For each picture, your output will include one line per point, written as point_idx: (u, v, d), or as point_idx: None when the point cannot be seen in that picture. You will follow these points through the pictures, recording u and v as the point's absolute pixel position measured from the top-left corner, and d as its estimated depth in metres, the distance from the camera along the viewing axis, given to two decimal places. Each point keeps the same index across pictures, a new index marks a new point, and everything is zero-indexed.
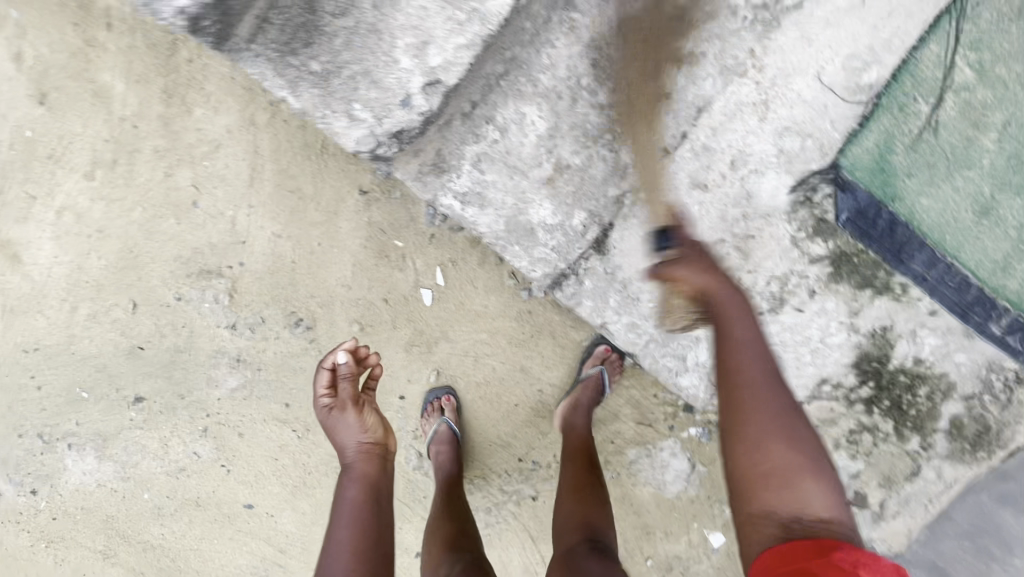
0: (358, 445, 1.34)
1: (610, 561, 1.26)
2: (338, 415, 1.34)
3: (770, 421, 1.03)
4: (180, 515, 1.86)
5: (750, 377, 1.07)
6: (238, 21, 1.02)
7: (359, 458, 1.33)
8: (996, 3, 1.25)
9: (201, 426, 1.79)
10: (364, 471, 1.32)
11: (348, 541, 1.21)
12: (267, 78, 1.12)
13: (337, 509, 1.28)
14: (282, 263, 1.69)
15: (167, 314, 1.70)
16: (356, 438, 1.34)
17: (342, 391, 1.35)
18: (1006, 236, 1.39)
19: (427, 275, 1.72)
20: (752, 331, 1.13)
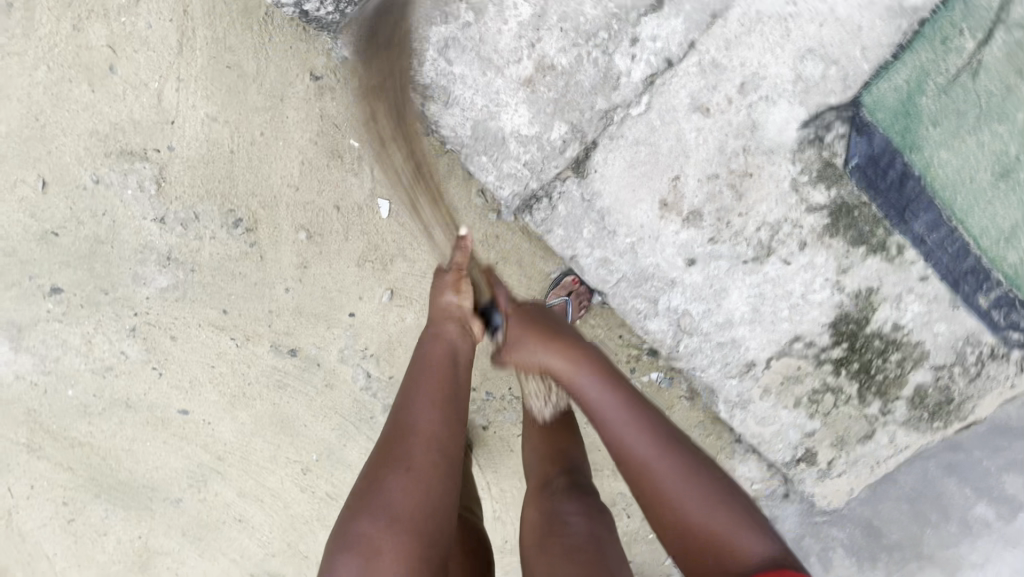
0: (557, 350, 1.15)
1: (589, 497, 1.21)
2: (443, 287, 1.19)
3: (647, 454, 1.04)
4: (110, 415, 1.76)
5: (588, 369, 1.13)
6: None
7: (558, 358, 1.14)
8: None
9: (128, 325, 1.64)
10: (450, 337, 1.17)
11: (437, 396, 1.10)
12: None
13: (427, 375, 1.13)
14: (218, 152, 1.48)
15: (84, 198, 1.50)
16: (551, 349, 1.15)
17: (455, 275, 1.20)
18: (1019, 205, 1.28)
19: (385, 184, 1.52)
20: (652, 441, 1.05)
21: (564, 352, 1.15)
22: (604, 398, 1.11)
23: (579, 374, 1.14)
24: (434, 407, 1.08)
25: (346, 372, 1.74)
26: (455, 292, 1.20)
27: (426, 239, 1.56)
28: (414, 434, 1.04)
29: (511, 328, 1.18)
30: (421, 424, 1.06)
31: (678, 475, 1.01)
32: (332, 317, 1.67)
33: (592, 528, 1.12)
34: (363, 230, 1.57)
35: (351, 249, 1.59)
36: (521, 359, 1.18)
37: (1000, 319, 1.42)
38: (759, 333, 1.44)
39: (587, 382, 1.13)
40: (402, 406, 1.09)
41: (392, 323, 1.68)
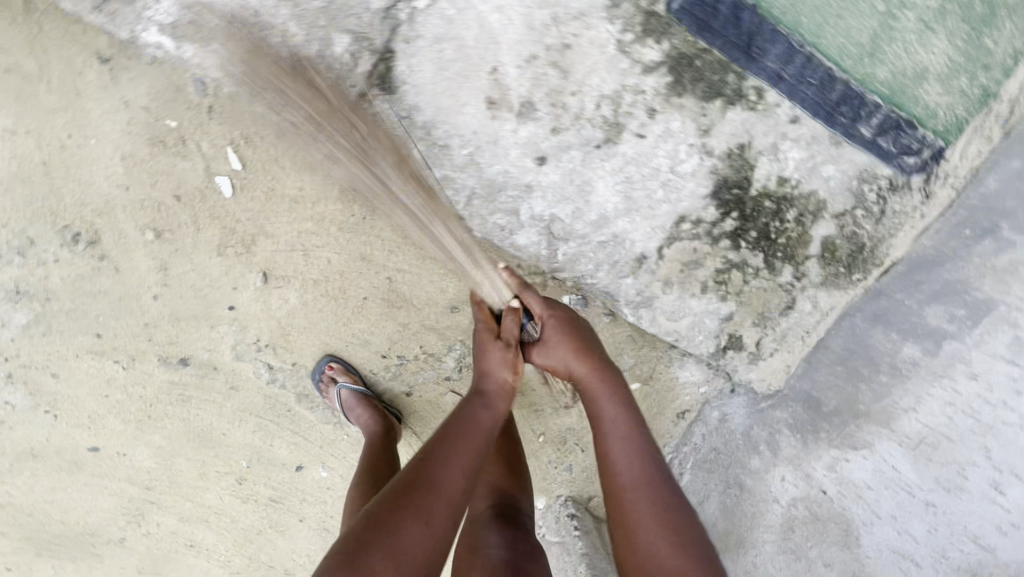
0: (581, 358, 1.23)
1: (517, 530, 1.27)
2: (492, 338, 1.21)
3: (633, 476, 1.12)
4: (21, 469, 1.69)
5: (610, 392, 1.22)
6: None
7: (583, 361, 1.23)
8: None
9: (5, 371, 1.56)
10: (497, 403, 1.17)
11: (468, 460, 1.06)
12: None
13: (456, 442, 1.08)
14: (31, 166, 1.38)
15: None
16: (569, 352, 1.23)
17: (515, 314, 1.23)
18: (872, 12, 1.18)
19: (218, 159, 1.42)
20: (638, 461, 1.14)
21: (580, 355, 1.22)
22: (619, 426, 1.18)
23: (603, 393, 1.21)
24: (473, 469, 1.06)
25: (247, 369, 1.65)
26: (507, 348, 1.21)
27: (285, 208, 1.48)
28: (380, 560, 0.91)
29: (547, 326, 1.24)
30: (448, 490, 1.01)
31: (644, 493, 1.11)
32: (213, 315, 1.58)
33: (513, 557, 1.20)
34: (211, 214, 1.47)
35: (207, 238, 1.49)
36: (561, 353, 1.23)
37: (891, 147, 1.29)
38: (640, 222, 1.34)
39: (600, 392, 1.21)
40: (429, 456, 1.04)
41: (276, 308, 1.59)
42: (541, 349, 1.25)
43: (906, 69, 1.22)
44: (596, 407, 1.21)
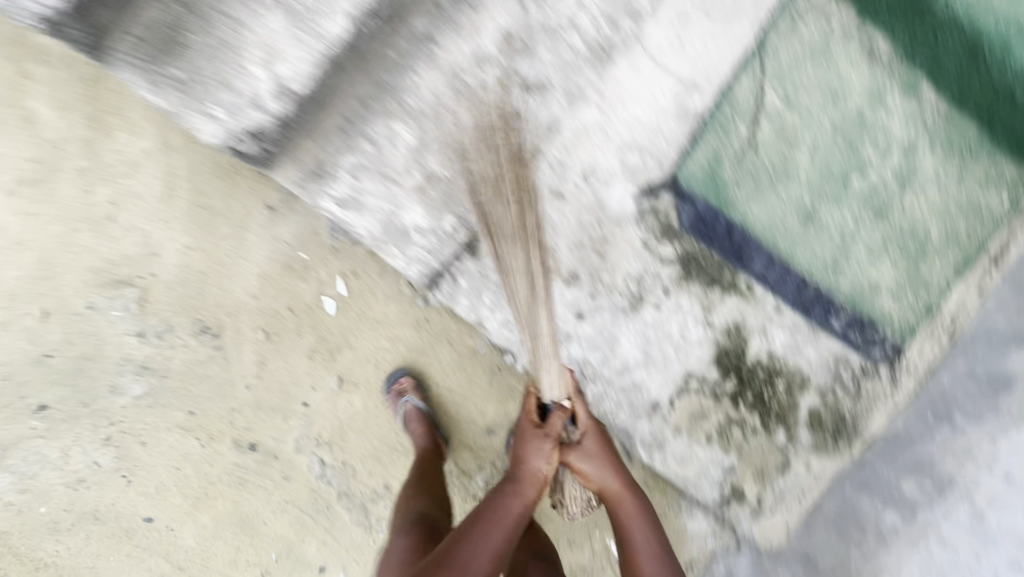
0: (615, 477, 1.35)
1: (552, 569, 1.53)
2: (534, 439, 1.31)
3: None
4: (77, 530, 1.85)
5: (635, 509, 1.37)
6: (110, 32, 1.30)
7: (618, 480, 1.36)
8: (791, 47, 1.53)
9: (103, 434, 1.82)
10: (527, 494, 1.29)
11: (505, 537, 1.25)
12: (132, 79, 1.35)
13: (500, 516, 1.26)
14: (192, 272, 1.81)
15: (76, 322, 1.79)
16: (604, 471, 1.35)
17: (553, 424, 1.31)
18: (831, 241, 1.59)
19: (329, 284, 1.84)
20: (651, 541, 1.36)
21: (617, 471, 1.36)
22: (644, 544, 1.36)
23: (633, 508, 1.37)
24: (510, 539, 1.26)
25: (302, 461, 1.88)
26: (545, 452, 1.30)
27: (370, 326, 1.86)
28: None
29: (584, 444, 1.35)
30: (476, 567, 1.19)
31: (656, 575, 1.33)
32: (288, 408, 1.86)
33: None
34: (312, 325, 1.85)
35: (304, 342, 1.85)
36: (592, 473, 1.34)
37: (858, 339, 1.63)
38: (655, 374, 1.65)
39: (630, 508, 1.36)
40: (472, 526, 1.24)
41: (341, 409, 1.87)
42: (573, 464, 1.35)
43: (862, 283, 1.61)
44: (624, 519, 1.36)
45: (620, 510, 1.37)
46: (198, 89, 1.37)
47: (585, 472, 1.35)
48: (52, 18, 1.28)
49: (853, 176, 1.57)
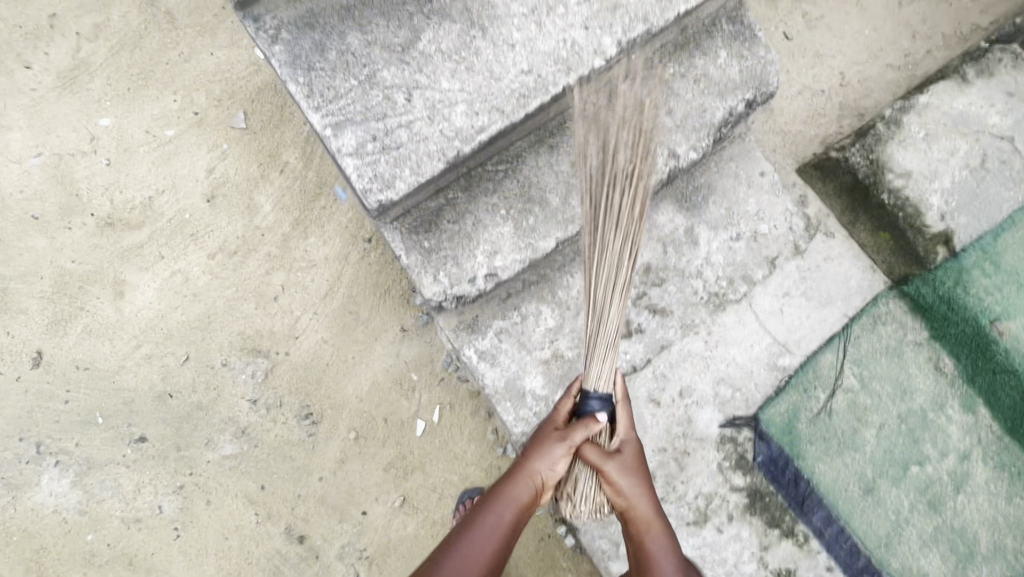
0: (636, 488, 1.35)
1: None
2: (551, 442, 1.33)
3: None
4: (108, 569, 1.88)
5: (657, 531, 1.35)
6: (404, 215, 1.45)
7: (644, 503, 1.35)
8: (869, 340, 1.86)
9: (178, 482, 1.93)
10: (527, 497, 1.33)
11: (509, 522, 1.31)
12: (396, 247, 1.45)
13: (503, 505, 1.32)
14: (318, 362, 2.06)
15: (208, 373, 2.01)
16: (630, 485, 1.34)
17: (574, 435, 1.32)
18: (887, 518, 1.76)
19: (426, 409, 2.04)
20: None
21: (643, 489, 1.35)
22: (664, 555, 1.33)
23: (656, 532, 1.35)
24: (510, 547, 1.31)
25: (339, 570, 1.92)
26: (562, 457, 1.33)
27: (447, 458, 2.01)
28: None
29: (619, 459, 1.34)
30: (476, 563, 1.26)
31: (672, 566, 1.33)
32: (347, 512, 1.95)
33: None
34: (399, 440, 2.02)
35: (385, 454, 2.01)
36: (617, 481, 1.33)
37: None
38: None
39: (647, 527, 1.34)
40: (478, 518, 1.31)
41: (393, 529, 1.95)
42: (606, 472, 1.32)
43: (911, 567, 1.74)
44: (641, 538, 1.35)
45: (641, 524, 1.35)
46: (433, 262, 1.45)
47: (615, 481, 1.33)
48: (404, 194, 1.25)
49: (913, 464, 1.79)
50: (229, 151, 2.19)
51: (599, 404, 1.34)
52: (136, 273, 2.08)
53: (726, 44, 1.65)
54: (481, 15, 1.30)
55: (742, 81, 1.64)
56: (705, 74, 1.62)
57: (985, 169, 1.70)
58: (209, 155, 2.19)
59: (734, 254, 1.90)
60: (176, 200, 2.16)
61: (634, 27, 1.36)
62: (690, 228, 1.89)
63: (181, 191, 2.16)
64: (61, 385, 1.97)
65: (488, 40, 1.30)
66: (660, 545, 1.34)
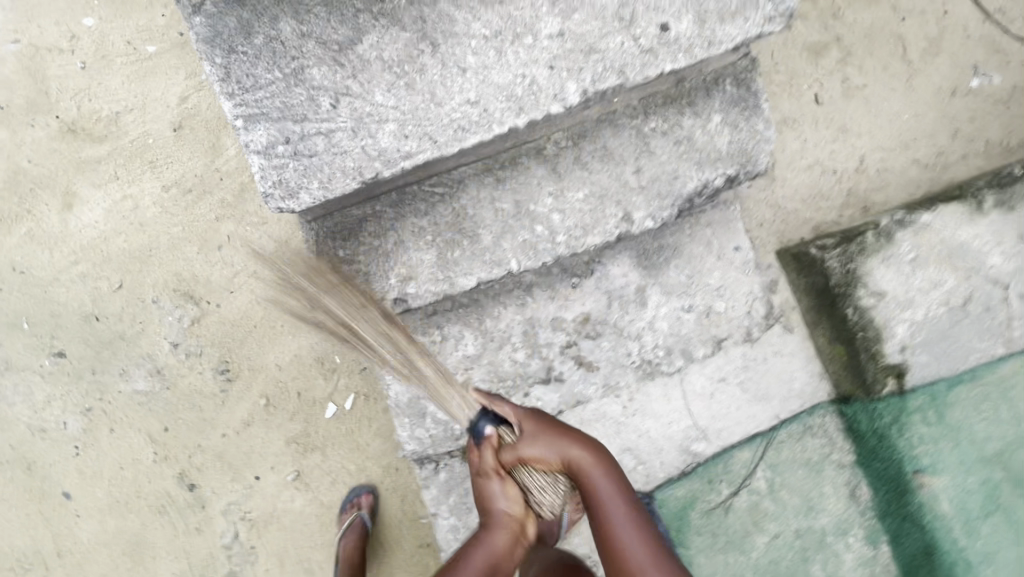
0: (545, 427, 1.30)
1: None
2: (483, 483, 1.25)
3: (630, 546, 1.24)
4: (7, 467, 1.96)
5: (591, 458, 1.27)
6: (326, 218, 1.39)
7: (575, 449, 1.27)
8: (792, 447, 1.77)
9: (87, 404, 1.97)
10: (496, 545, 1.24)
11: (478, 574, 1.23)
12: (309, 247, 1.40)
13: (480, 548, 1.25)
14: (246, 321, 2.03)
15: (136, 306, 2.02)
16: (550, 445, 1.26)
17: (487, 471, 1.25)
18: None
19: (340, 395, 2.02)
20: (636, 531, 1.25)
21: (565, 441, 1.27)
22: (611, 497, 1.25)
23: (596, 471, 1.26)
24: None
25: (219, 525, 1.97)
26: (494, 485, 1.25)
27: (349, 446, 2.01)
28: None
29: (525, 431, 1.28)
30: None
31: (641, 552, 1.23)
32: (240, 473, 1.99)
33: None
34: (306, 417, 2.02)
35: (290, 427, 2.02)
36: (534, 454, 1.25)
37: None
38: None
39: (597, 475, 1.26)
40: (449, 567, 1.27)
41: (281, 500, 1.99)
42: (522, 455, 1.25)
43: None
44: (601, 520, 1.25)
45: (584, 471, 1.26)
46: (342, 273, 1.39)
47: (537, 455, 1.25)
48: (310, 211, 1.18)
49: None
50: (204, 82, 2.09)
51: (483, 417, 1.28)
52: (88, 189, 2.06)
53: (722, 107, 1.48)
54: (435, 27, 1.16)
55: (727, 154, 1.49)
56: (689, 136, 1.47)
57: (963, 311, 1.56)
58: (184, 83, 2.09)
59: (681, 324, 1.78)
60: (141, 122, 2.08)
61: (605, 78, 1.22)
62: (642, 287, 1.76)
63: (148, 114, 2.09)
64: None
65: (436, 59, 1.17)
66: (617, 513, 1.25)
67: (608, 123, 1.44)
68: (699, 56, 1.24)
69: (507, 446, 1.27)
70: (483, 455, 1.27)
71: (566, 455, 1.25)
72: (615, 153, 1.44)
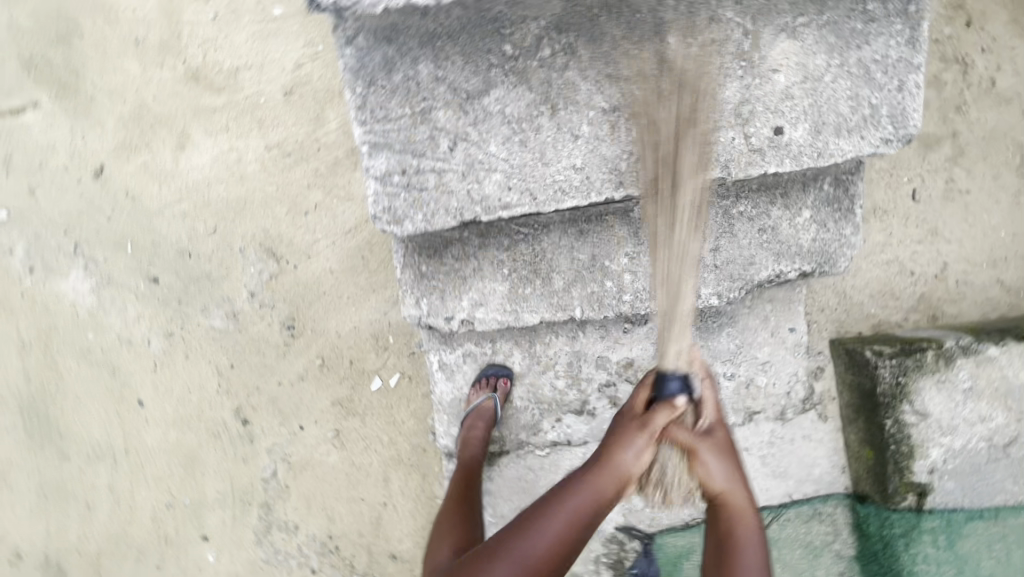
0: (729, 474, 1.23)
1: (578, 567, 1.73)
2: (633, 436, 1.19)
3: (752, 571, 1.21)
4: (94, 368, 2.23)
5: (715, 447, 1.23)
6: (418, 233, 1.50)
7: (736, 483, 1.24)
8: (796, 526, 1.85)
9: (169, 330, 2.21)
10: (632, 462, 1.18)
11: (575, 510, 1.17)
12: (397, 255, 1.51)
13: (566, 500, 1.19)
14: (317, 287, 2.21)
15: (225, 252, 2.22)
16: (725, 470, 1.23)
17: (654, 416, 1.18)
18: None
19: (387, 372, 2.20)
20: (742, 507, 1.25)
21: (736, 468, 1.23)
22: (756, 536, 1.23)
23: (710, 455, 1.22)
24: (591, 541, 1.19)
25: (262, 460, 2.21)
26: (634, 444, 1.18)
27: (386, 419, 2.20)
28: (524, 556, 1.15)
29: (685, 424, 1.22)
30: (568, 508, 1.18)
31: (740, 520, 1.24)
32: (288, 419, 2.21)
33: None
34: (353, 384, 2.20)
35: (338, 390, 2.21)
36: (715, 481, 1.22)
37: None
38: None
39: (717, 431, 1.24)
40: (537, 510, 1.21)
41: (318, 451, 2.21)
42: (697, 453, 1.21)
43: None
44: (727, 531, 1.24)
45: (735, 511, 1.24)
46: (421, 287, 1.51)
47: (702, 457, 1.21)
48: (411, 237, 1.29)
49: None
50: (321, 55, 2.19)
51: (678, 382, 1.17)
52: (201, 135, 2.23)
53: (814, 205, 1.50)
54: (559, 93, 1.22)
55: (808, 250, 1.51)
56: (774, 227, 1.49)
57: (1004, 452, 1.59)
58: (302, 51, 2.21)
59: (718, 389, 1.84)
60: (257, 80, 2.21)
61: None
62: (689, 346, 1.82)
63: (264, 74, 2.21)
64: (109, 205, 2.23)
65: (553, 122, 1.23)
66: (754, 539, 1.22)
67: (697, 198, 1.49)
68: (806, 164, 1.27)
69: (682, 422, 1.22)
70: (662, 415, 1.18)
71: (711, 440, 1.22)
72: None
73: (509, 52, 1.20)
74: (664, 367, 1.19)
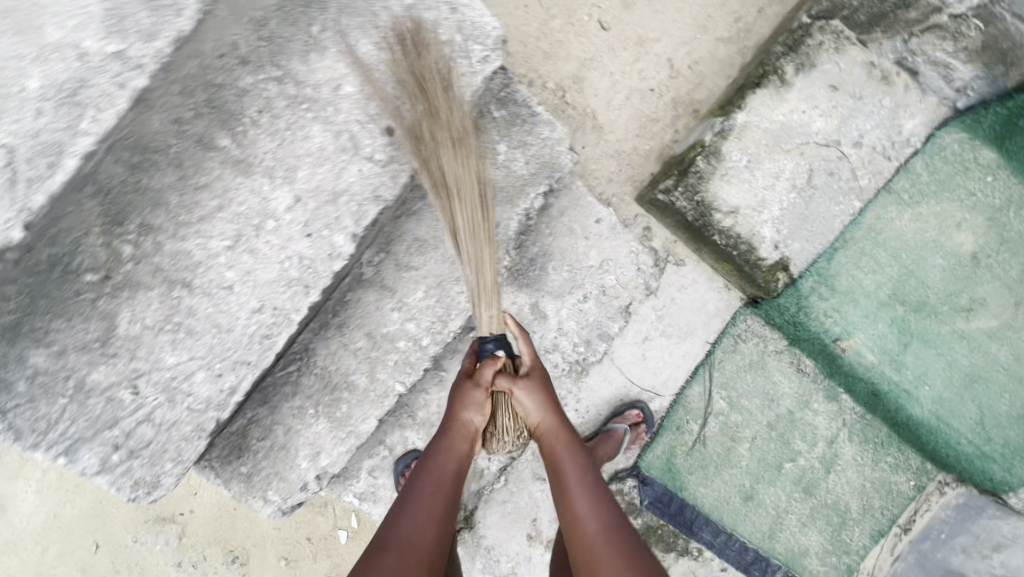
0: (551, 412, 1.24)
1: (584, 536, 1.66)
2: (469, 392, 1.20)
3: (597, 528, 1.14)
4: None
5: (571, 447, 1.24)
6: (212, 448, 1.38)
7: (552, 414, 1.24)
8: (732, 359, 1.88)
9: None
10: (454, 456, 1.21)
11: (433, 483, 1.17)
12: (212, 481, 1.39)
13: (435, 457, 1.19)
14: (224, 509, 2.08)
15: (123, 552, 2.07)
16: (542, 403, 1.23)
17: (480, 371, 1.19)
18: (767, 515, 1.94)
19: (343, 519, 2.10)
20: (604, 519, 1.15)
21: (551, 409, 1.23)
22: (587, 484, 1.20)
23: (564, 448, 1.23)
24: (428, 471, 1.18)
25: None
26: (472, 409, 1.20)
27: None
28: (403, 537, 1.08)
29: (530, 379, 1.24)
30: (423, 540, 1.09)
31: (608, 524, 1.15)
32: None
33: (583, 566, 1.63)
34: (327, 553, 2.11)
35: (319, 568, 2.12)
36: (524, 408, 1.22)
37: None
38: None
39: (565, 453, 1.22)
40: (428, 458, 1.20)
41: None
42: (516, 395, 1.21)
43: (796, 547, 1.96)
44: (562, 478, 1.21)
45: (555, 445, 1.23)
46: (257, 484, 1.40)
47: (521, 400, 1.22)
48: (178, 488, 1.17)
49: (785, 462, 1.93)
50: None
51: (496, 342, 1.23)
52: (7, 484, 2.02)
53: (502, 135, 1.41)
54: (176, 269, 1.09)
55: (531, 173, 1.45)
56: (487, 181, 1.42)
57: (812, 186, 1.57)
58: None
59: (585, 315, 1.83)
60: None
61: (365, 211, 1.17)
62: (535, 304, 1.80)
63: None
64: None
65: (198, 294, 1.11)
66: (577, 480, 1.20)
67: (406, 215, 1.40)
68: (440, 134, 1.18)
69: (509, 373, 1.24)
70: (496, 376, 1.21)
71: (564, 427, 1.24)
72: (429, 237, 1.41)
73: (95, 278, 1.06)
74: (481, 333, 1.27)
